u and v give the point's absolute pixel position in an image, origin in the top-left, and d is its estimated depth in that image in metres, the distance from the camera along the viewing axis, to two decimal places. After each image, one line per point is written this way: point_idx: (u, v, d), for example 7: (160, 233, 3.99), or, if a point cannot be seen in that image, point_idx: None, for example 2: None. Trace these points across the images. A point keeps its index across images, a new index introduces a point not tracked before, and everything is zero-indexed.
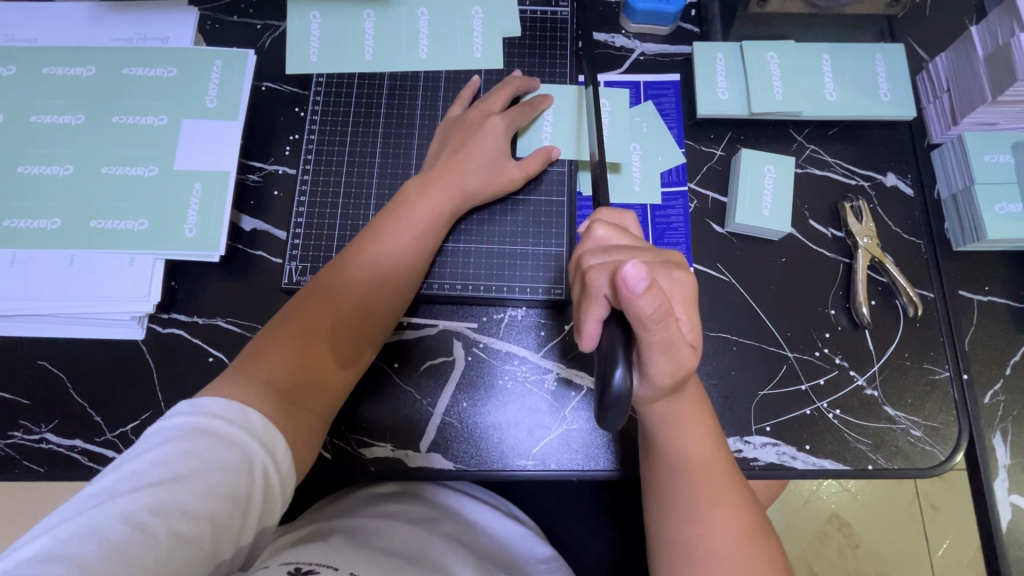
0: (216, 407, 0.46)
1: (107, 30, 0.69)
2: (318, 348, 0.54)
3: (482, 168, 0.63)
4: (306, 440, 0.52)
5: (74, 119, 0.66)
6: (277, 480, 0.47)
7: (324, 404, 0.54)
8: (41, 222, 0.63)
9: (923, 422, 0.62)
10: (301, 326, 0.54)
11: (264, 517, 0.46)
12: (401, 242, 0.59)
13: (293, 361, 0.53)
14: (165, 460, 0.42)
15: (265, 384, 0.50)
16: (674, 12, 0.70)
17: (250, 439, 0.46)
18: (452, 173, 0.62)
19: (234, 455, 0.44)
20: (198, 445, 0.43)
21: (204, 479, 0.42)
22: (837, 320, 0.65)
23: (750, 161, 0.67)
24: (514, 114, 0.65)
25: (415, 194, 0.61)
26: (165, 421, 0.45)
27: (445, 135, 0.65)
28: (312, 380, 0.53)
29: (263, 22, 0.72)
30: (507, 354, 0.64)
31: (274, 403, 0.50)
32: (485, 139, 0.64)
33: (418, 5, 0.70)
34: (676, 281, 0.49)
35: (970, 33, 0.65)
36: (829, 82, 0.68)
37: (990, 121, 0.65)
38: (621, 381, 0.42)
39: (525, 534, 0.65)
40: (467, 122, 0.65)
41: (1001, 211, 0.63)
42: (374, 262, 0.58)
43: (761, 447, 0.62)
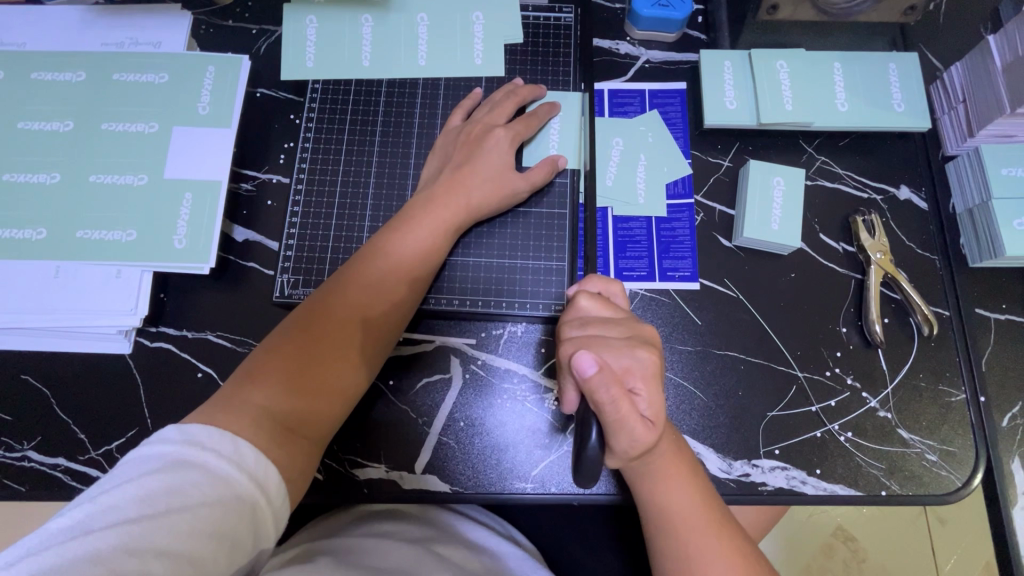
0: (203, 436, 0.43)
1: (99, 34, 0.68)
2: (318, 373, 0.51)
3: (487, 182, 0.61)
4: (302, 470, 0.49)
5: (63, 126, 0.64)
6: (269, 517, 0.44)
7: (321, 430, 0.51)
8: (26, 232, 0.61)
9: (938, 446, 0.60)
10: (297, 349, 0.52)
11: (253, 556, 0.43)
12: (404, 261, 0.57)
13: (288, 386, 0.50)
14: (143, 494, 0.39)
15: (261, 413, 0.48)
16: (681, 18, 0.67)
17: (240, 474, 0.43)
18: (456, 189, 0.60)
19: (220, 491, 0.41)
20: (181, 479, 0.41)
21: (186, 518, 0.39)
22: (849, 339, 0.62)
23: (757, 173, 0.65)
24: (520, 125, 0.63)
25: (417, 211, 0.59)
26: (147, 447, 0.42)
27: (448, 148, 0.63)
28: (309, 406, 0.51)
29: (258, 27, 0.70)
30: (506, 371, 0.62)
31: (270, 432, 0.47)
32: (490, 152, 0.62)
33: (418, 12, 0.68)
34: (637, 359, 0.50)
35: (988, 42, 0.62)
36: (840, 91, 0.66)
37: (1008, 133, 0.63)
38: (593, 446, 0.46)
39: (523, 557, 0.62)
40: (470, 135, 0.63)
41: (1020, 226, 0.60)
42: (376, 281, 0.56)
43: (770, 471, 0.59)
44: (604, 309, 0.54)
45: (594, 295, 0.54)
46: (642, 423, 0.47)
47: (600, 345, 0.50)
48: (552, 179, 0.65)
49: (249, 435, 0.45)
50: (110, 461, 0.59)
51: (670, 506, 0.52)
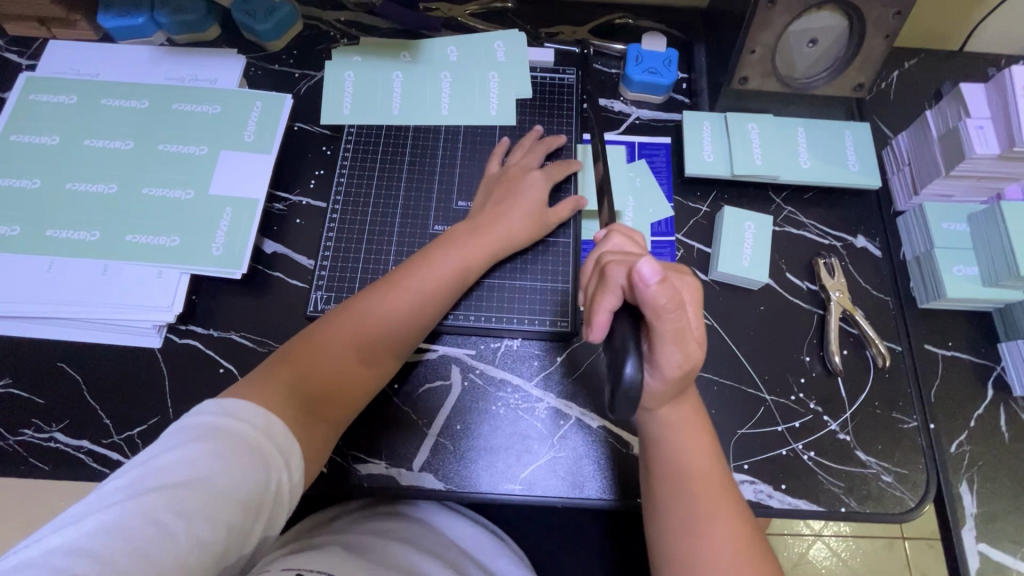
0: (240, 411, 0.49)
1: (163, 70, 0.78)
2: (341, 365, 0.58)
3: (523, 222, 0.69)
4: (318, 453, 0.54)
5: (124, 144, 0.73)
6: (286, 484, 0.49)
7: (335, 422, 0.57)
8: (81, 233, 0.68)
9: (893, 468, 0.65)
10: (331, 341, 0.58)
11: (273, 524, 0.48)
12: (434, 279, 0.63)
13: (317, 373, 0.56)
14: (185, 458, 0.45)
15: (290, 394, 0.53)
16: (667, 84, 0.79)
17: (270, 446, 0.49)
18: (495, 222, 0.68)
19: (255, 461, 0.47)
20: (219, 446, 0.46)
21: (224, 483, 0.45)
22: (812, 367, 0.69)
23: (731, 218, 0.73)
24: (552, 169, 0.72)
25: (457, 236, 0.67)
26: (190, 419, 0.47)
27: (490, 185, 0.72)
28: (330, 395, 0.56)
29: (301, 72, 0.82)
30: (502, 381, 0.68)
31: (295, 412, 0.52)
32: (529, 193, 0.70)
33: (441, 69, 0.79)
34: (687, 284, 0.56)
35: (925, 116, 0.73)
36: (803, 151, 0.76)
37: (947, 193, 0.73)
38: (632, 375, 0.49)
39: (478, 537, 0.69)
40: (509, 177, 0.72)
41: (959, 272, 0.69)
42: (410, 292, 0.62)
43: (739, 484, 0.64)
44: (634, 246, 0.59)
45: (625, 235, 0.59)
46: (690, 339, 0.52)
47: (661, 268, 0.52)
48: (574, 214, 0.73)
49: (277, 412, 0.51)
50: (131, 445, 0.64)
51: (687, 461, 0.55)
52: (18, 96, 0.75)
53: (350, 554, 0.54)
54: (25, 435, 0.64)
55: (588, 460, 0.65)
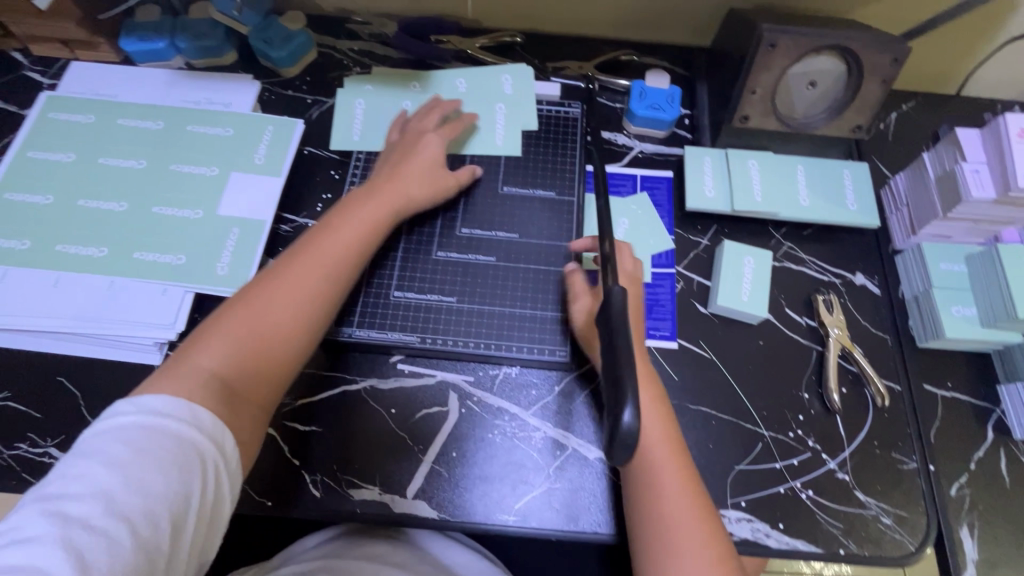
0: (163, 406, 0.49)
1: (180, 93, 0.80)
2: (274, 345, 0.57)
3: (417, 181, 0.71)
4: (253, 429, 0.55)
5: (137, 164, 0.74)
6: (223, 471, 0.50)
7: (268, 395, 0.57)
8: (90, 250, 0.69)
9: (892, 510, 0.64)
10: (254, 315, 0.58)
11: (216, 516, 0.49)
12: (340, 248, 0.64)
13: (242, 351, 0.56)
14: (114, 461, 0.45)
15: (213, 377, 0.53)
16: (670, 120, 0.80)
17: (200, 437, 0.49)
18: (393, 186, 0.69)
19: (185, 453, 0.47)
20: (148, 445, 0.46)
21: (157, 478, 0.45)
22: (811, 404, 0.69)
23: (730, 252, 0.74)
24: (446, 132, 0.76)
25: (343, 213, 0.66)
26: (118, 419, 0.47)
27: (388, 153, 0.74)
28: (260, 370, 0.56)
29: (314, 98, 0.84)
30: (499, 409, 0.68)
31: (222, 393, 0.53)
32: (424, 151, 0.72)
33: (450, 102, 0.81)
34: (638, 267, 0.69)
35: (922, 158, 0.74)
36: (802, 189, 0.77)
37: (945, 234, 0.74)
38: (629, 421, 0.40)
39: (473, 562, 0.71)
40: (405, 142, 0.74)
41: (957, 313, 0.70)
42: (319, 254, 0.62)
43: (736, 522, 0.63)
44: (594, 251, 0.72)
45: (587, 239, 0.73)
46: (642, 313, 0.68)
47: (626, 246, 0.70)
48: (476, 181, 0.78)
49: (200, 400, 0.51)
50: None
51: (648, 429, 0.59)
52: (37, 114, 0.77)
53: None
54: (20, 449, 0.64)
55: (584, 493, 0.64)
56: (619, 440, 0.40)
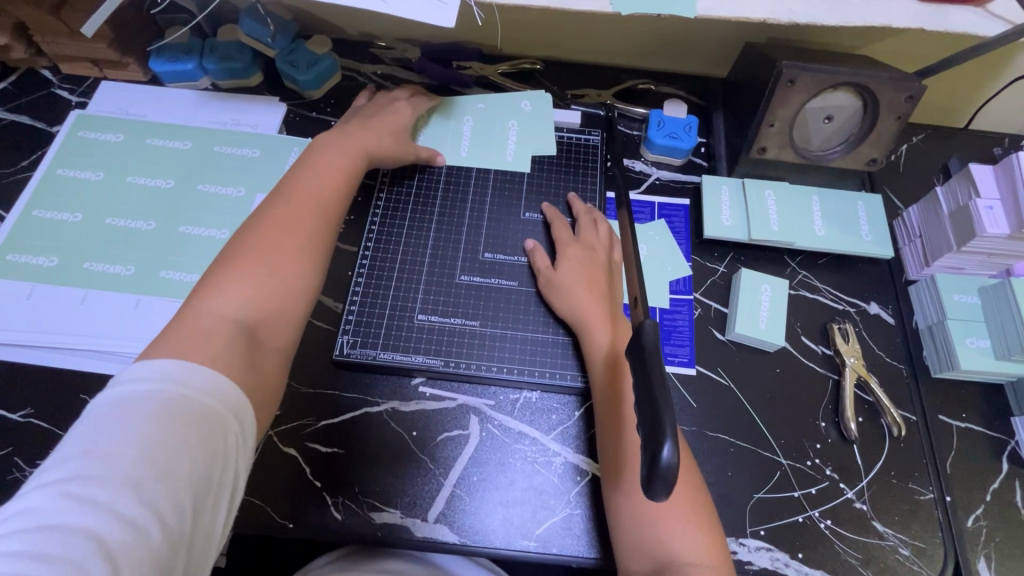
0: (176, 372, 0.45)
1: (207, 114, 0.82)
2: (276, 292, 0.56)
3: (384, 137, 0.74)
4: (273, 374, 0.53)
5: (165, 183, 0.76)
6: (243, 444, 0.46)
7: (283, 333, 0.56)
8: (118, 268, 0.70)
9: (910, 541, 0.65)
10: (253, 257, 0.56)
11: (236, 485, 0.46)
12: (324, 188, 0.64)
13: (250, 295, 0.54)
14: (134, 440, 0.41)
15: (225, 323, 0.51)
16: (687, 148, 0.82)
17: (217, 404, 0.45)
18: (359, 132, 0.72)
19: (202, 424, 0.44)
20: (170, 423, 0.42)
21: (176, 453, 0.42)
22: (828, 433, 0.70)
23: (748, 281, 0.75)
24: (419, 101, 0.80)
25: (318, 158, 0.67)
26: (127, 388, 0.43)
27: (359, 120, 0.74)
28: (273, 311, 0.55)
29: (338, 120, 0.85)
30: (520, 434, 0.68)
31: (240, 336, 0.51)
32: (391, 112, 0.76)
33: (463, 115, 0.84)
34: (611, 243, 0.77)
35: (936, 192, 0.76)
36: (818, 219, 0.78)
37: (958, 266, 0.75)
38: (671, 457, 0.38)
39: None
40: (372, 105, 0.78)
41: (971, 344, 0.71)
42: (312, 194, 0.63)
43: (755, 551, 0.64)
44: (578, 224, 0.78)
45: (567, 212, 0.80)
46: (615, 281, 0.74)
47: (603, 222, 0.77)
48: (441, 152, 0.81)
49: (217, 363, 0.47)
50: None
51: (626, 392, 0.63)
52: (68, 132, 0.78)
53: None
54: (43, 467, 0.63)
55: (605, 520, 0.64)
56: (659, 476, 0.38)
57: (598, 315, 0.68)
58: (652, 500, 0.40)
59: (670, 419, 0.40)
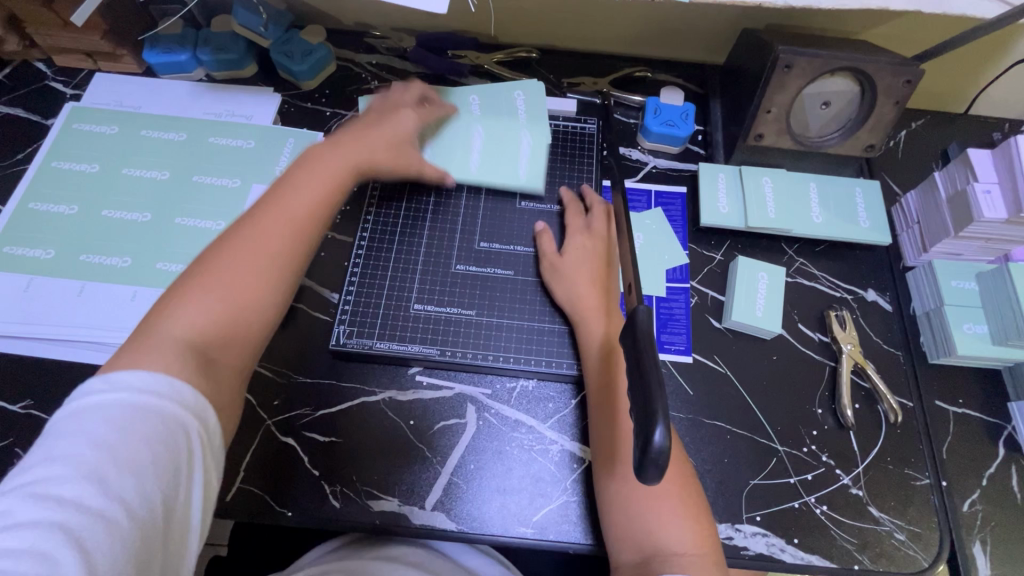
0: (137, 382, 0.44)
1: (202, 105, 0.82)
2: (239, 307, 0.52)
3: (384, 147, 0.69)
4: (228, 391, 0.50)
5: (160, 174, 0.76)
6: (206, 444, 0.46)
7: (238, 362, 0.52)
8: (114, 259, 0.70)
9: (906, 526, 0.65)
10: (216, 278, 0.52)
11: (205, 480, 0.46)
12: (304, 207, 0.58)
13: (208, 318, 0.51)
14: (96, 441, 0.41)
15: (178, 344, 0.48)
16: (684, 136, 0.82)
17: (180, 407, 0.45)
18: (360, 142, 0.67)
19: (164, 427, 0.43)
20: (130, 424, 0.42)
21: (140, 456, 0.42)
22: (824, 419, 0.70)
23: (744, 268, 0.75)
24: (425, 111, 0.77)
25: (315, 161, 0.62)
26: (93, 391, 0.44)
27: (362, 122, 0.70)
28: (226, 337, 0.51)
29: (333, 110, 0.85)
30: (517, 422, 0.69)
31: (192, 361, 0.48)
32: (397, 116, 0.72)
33: (470, 94, 0.82)
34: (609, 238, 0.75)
35: (934, 177, 0.76)
36: (815, 206, 0.78)
37: (956, 252, 0.75)
38: (661, 441, 0.38)
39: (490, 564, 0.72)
40: (377, 109, 0.74)
41: (968, 330, 0.71)
42: (290, 209, 0.57)
43: (751, 536, 0.64)
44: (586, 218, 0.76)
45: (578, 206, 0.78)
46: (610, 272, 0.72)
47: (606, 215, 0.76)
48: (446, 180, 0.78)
49: (182, 371, 0.46)
50: None
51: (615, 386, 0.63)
52: (62, 125, 0.78)
53: None
54: None
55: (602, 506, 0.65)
56: (649, 462, 0.38)
57: (593, 305, 0.69)
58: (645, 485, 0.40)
59: (661, 404, 0.40)
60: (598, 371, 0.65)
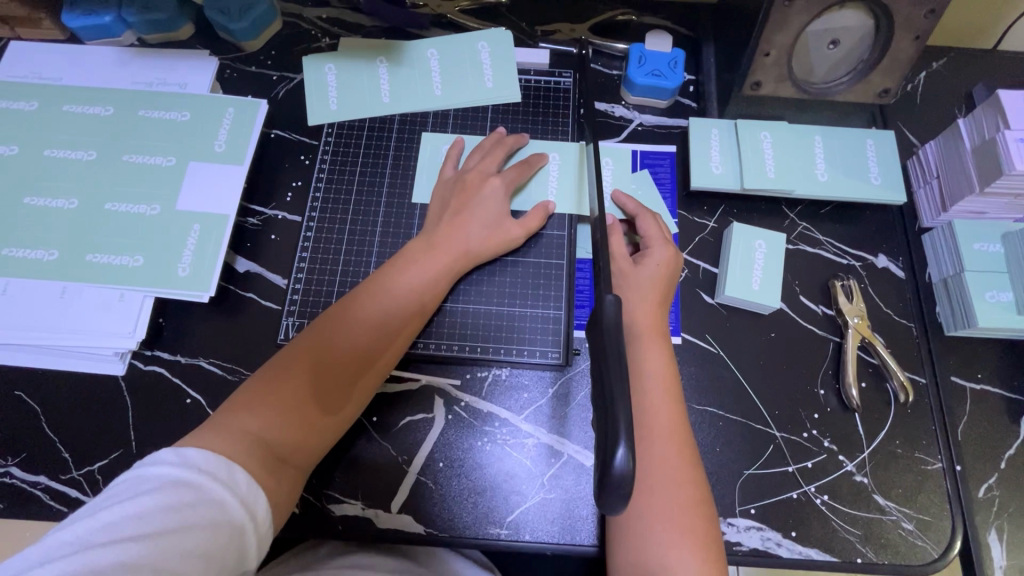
0: (200, 460, 0.45)
1: (130, 73, 0.73)
2: (308, 408, 0.53)
3: (477, 242, 0.63)
4: (287, 499, 0.51)
5: (86, 155, 0.68)
6: (253, 541, 0.45)
7: (307, 460, 0.53)
8: (39, 252, 0.64)
9: (914, 515, 0.60)
10: (291, 374, 0.54)
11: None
12: (392, 311, 0.59)
13: (282, 418, 0.52)
14: (141, 513, 0.41)
15: (254, 441, 0.49)
16: (673, 88, 0.72)
17: (231, 495, 0.45)
18: (455, 235, 0.63)
19: (215, 515, 0.43)
20: (180, 501, 0.42)
21: (179, 538, 0.41)
22: (826, 401, 0.63)
23: (740, 236, 0.67)
24: (513, 173, 0.67)
25: (413, 258, 0.62)
26: (151, 464, 0.44)
27: (444, 196, 0.66)
28: (295, 438, 0.52)
29: (279, 74, 0.76)
30: (488, 415, 0.63)
31: (262, 459, 0.49)
32: (490, 202, 0.65)
33: (427, 47, 0.74)
34: (659, 246, 0.63)
35: (957, 125, 0.66)
36: (820, 162, 0.69)
37: (979, 210, 0.66)
38: (624, 462, 0.36)
39: (471, 566, 0.68)
40: (467, 184, 0.66)
41: (991, 299, 0.63)
42: (373, 313, 0.58)
43: (745, 531, 0.59)
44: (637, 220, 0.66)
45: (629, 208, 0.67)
46: (660, 276, 0.62)
47: (648, 215, 0.65)
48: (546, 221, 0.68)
49: (240, 461, 0.47)
50: (90, 482, 0.59)
51: (650, 402, 0.56)
52: None
53: None
54: None
55: (580, 503, 0.60)
56: (610, 488, 0.36)
57: (649, 327, 0.59)
58: (609, 511, 0.37)
59: (625, 421, 0.37)
60: (664, 393, 0.56)
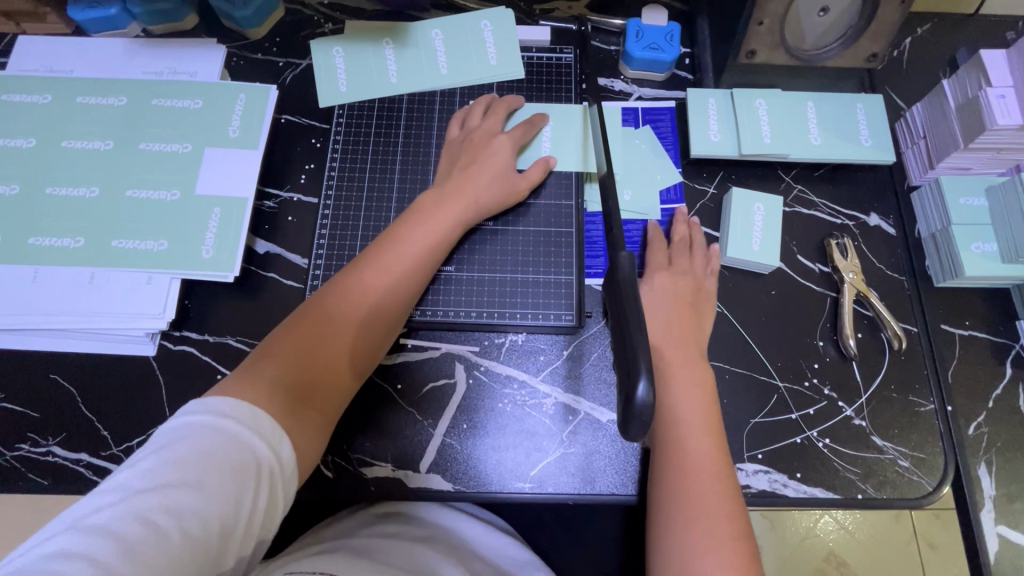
0: (226, 408, 0.47)
1: (140, 63, 0.74)
2: (328, 354, 0.55)
3: (482, 197, 0.66)
4: (310, 444, 0.52)
5: (103, 144, 0.70)
6: (281, 484, 0.47)
7: (328, 407, 0.55)
8: (65, 240, 0.66)
9: (910, 453, 0.64)
10: (312, 325, 0.56)
11: (270, 518, 0.46)
12: (406, 260, 0.61)
13: (303, 364, 0.54)
14: (174, 460, 0.43)
15: (276, 386, 0.51)
16: (670, 60, 0.75)
17: (257, 439, 0.46)
18: (463, 188, 0.66)
19: (242, 457, 0.45)
20: (209, 446, 0.44)
21: (210, 480, 0.43)
22: (826, 351, 0.67)
23: (739, 199, 0.71)
24: (517, 132, 0.70)
25: (424, 211, 0.64)
26: (182, 416, 0.46)
27: (454, 154, 0.69)
28: (315, 384, 0.54)
29: (285, 60, 0.78)
30: (508, 378, 0.66)
31: (286, 403, 0.51)
32: (495, 156, 0.68)
33: (431, 27, 0.76)
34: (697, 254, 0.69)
35: (941, 86, 0.70)
36: (813, 127, 0.72)
37: (964, 166, 0.70)
38: (645, 396, 0.42)
39: (489, 531, 0.72)
40: (474, 141, 0.69)
41: (977, 250, 0.67)
42: (388, 264, 0.60)
43: (753, 475, 0.63)
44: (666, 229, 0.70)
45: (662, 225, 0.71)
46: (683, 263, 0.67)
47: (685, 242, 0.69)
48: (547, 176, 0.71)
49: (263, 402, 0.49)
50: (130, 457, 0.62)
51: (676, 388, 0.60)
52: None
53: (358, 559, 0.54)
54: (21, 450, 0.63)
55: (599, 455, 0.63)
56: (634, 415, 0.43)
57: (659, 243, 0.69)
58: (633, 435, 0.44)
59: (645, 361, 0.43)
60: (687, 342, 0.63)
